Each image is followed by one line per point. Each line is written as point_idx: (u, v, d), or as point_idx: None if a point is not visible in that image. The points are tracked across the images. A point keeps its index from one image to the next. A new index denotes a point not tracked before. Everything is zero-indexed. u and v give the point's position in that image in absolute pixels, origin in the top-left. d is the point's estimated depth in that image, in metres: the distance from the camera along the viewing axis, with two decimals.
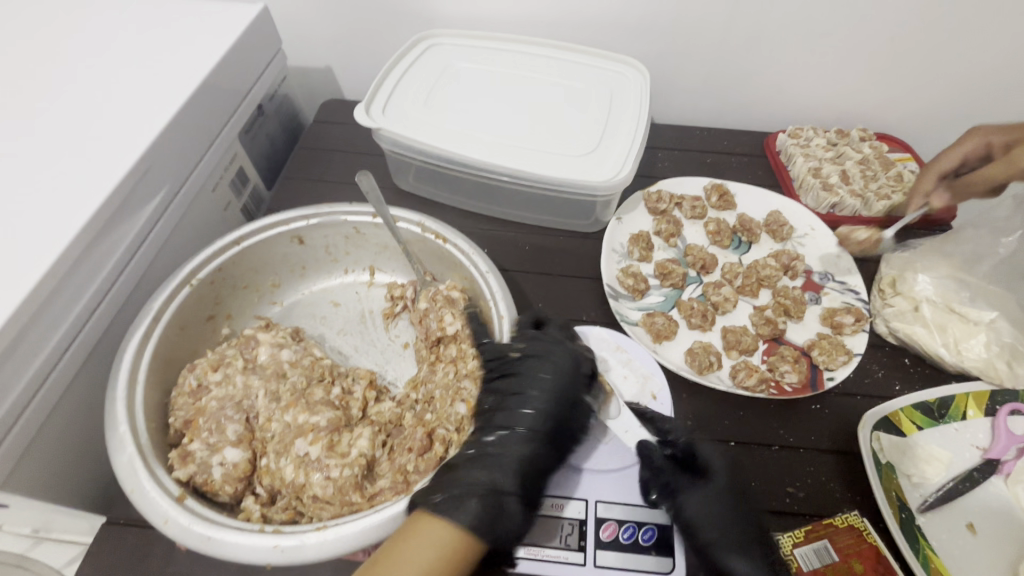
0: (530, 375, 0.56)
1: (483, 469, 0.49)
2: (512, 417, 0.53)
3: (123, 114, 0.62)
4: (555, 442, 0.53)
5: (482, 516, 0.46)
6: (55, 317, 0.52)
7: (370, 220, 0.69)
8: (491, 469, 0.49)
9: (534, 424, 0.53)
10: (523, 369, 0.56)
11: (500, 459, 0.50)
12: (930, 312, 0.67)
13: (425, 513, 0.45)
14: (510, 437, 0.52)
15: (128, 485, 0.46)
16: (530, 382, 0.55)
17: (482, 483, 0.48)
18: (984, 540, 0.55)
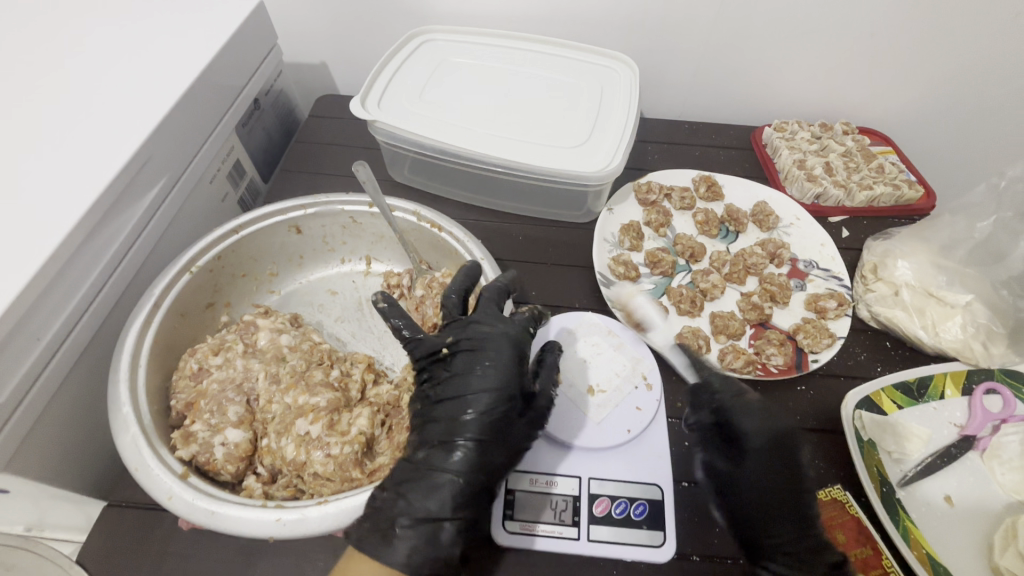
0: (459, 377, 0.53)
1: (416, 492, 0.48)
2: (442, 426, 0.51)
3: (122, 106, 0.63)
4: (490, 443, 0.50)
5: (423, 540, 0.46)
6: (58, 303, 0.53)
7: (367, 210, 0.70)
8: (427, 492, 0.48)
9: (474, 430, 0.50)
10: (453, 373, 0.54)
11: (433, 478, 0.48)
12: (910, 296, 0.69)
13: (354, 553, 0.46)
14: (436, 454, 0.50)
15: (133, 463, 0.47)
16: (463, 385, 0.53)
17: (420, 509, 0.47)
18: (961, 512, 0.57)
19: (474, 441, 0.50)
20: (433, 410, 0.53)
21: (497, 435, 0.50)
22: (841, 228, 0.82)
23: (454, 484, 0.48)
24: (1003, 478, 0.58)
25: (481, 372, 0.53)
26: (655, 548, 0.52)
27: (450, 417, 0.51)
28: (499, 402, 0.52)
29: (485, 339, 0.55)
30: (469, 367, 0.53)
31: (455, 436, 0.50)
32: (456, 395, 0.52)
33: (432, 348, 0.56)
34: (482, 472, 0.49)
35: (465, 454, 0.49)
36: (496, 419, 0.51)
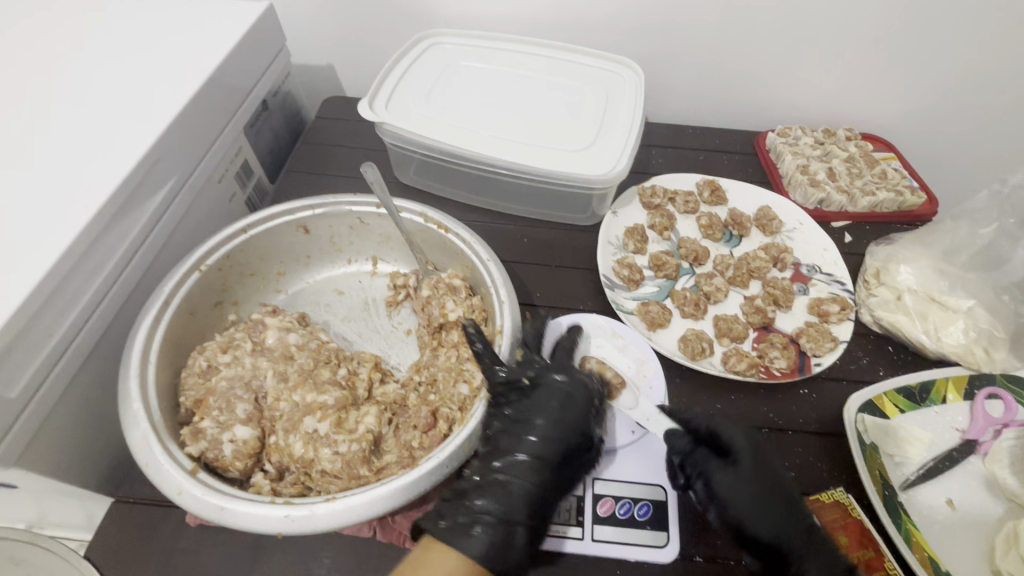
0: (535, 398, 0.56)
1: (489, 497, 0.50)
2: (517, 443, 0.54)
3: (134, 105, 0.63)
4: (562, 467, 0.53)
5: (499, 542, 0.47)
6: (69, 298, 0.53)
7: (374, 210, 0.71)
8: (501, 499, 0.50)
9: (544, 451, 0.53)
10: (532, 397, 0.56)
11: (504, 487, 0.50)
12: (912, 301, 0.70)
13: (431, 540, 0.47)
14: (511, 466, 0.52)
15: (143, 459, 0.47)
16: (536, 409, 0.55)
17: (494, 512, 0.49)
18: (962, 515, 0.57)
19: (547, 462, 0.53)
20: (505, 426, 0.55)
21: (569, 462, 0.53)
22: (844, 233, 0.83)
23: (526, 494, 0.50)
24: (1005, 482, 0.59)
25: (553, 397, 0.56)
26: (659, 548, 0.52)
27: (522, 435, 0.54)
28: (571, 427, 0.55)
29: (561, 371, 0.58)
30: (549, 394, 0.56)
31: (521, 452, 0.53)
32: (527, 418, 0.55)
33: (512, 376, 0.56)
34: (552, 490, 0.52)
35: (536, 472, 0.52)
36: (570, 447, 0.54)
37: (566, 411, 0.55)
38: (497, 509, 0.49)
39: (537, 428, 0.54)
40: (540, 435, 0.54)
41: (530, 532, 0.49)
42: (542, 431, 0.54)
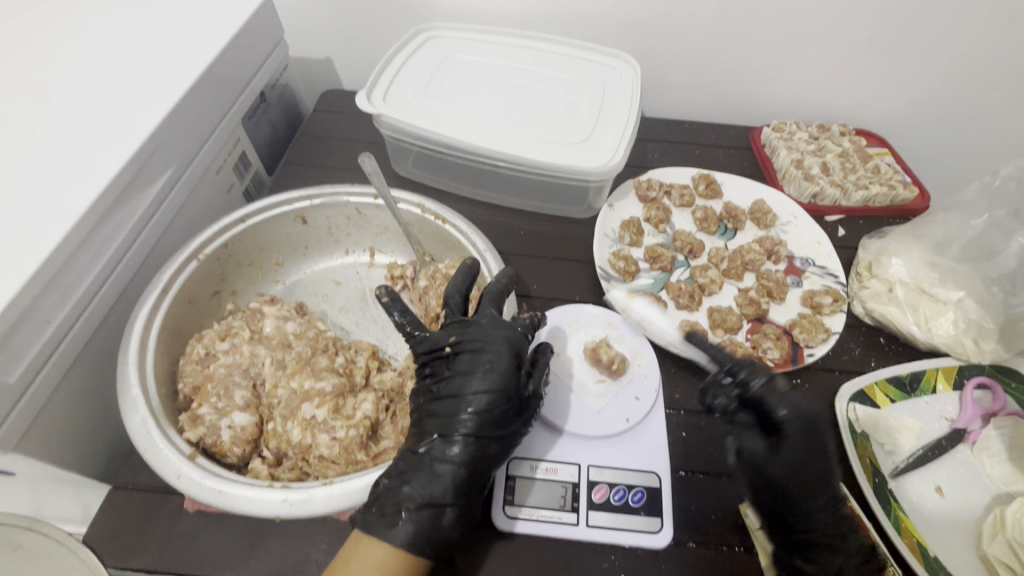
0: (456, 372, 0.53)
1: (418, 480, 0.49)
2: (442, 419, 0.52)
3: (132, 95, 0.64)
4: (489, 439, 0.51)
5: (426, 524, 0.47)
6: (68, 286, 0.54)
7: (372, 201, 0.71)
8: (429, 481, 0.49)
9: (472, 426, 0.51)
10: (455, 371, 0.54)
11: (432, 468, 0.49)
12: (904, 292, 0.70)
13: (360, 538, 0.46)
14: (437, 444, 0.50)
15: (142, 444, 0.48)
16: (461, 384, 0.53)
17: (422, 496, 0.48)
18: (950, 502, 0.58)
19: (472, 435, 0.50)
20: (432, 405, 0.53)
21: (495, 432, 0.51)
22: (838, 227, 0.84)
23: (455, 473, 0.49)
24: (992, 469, 0.60)
25: (477, 368, 0.53)
26: (652, 534, 0.53)
27: (447, 411, 0.52)
28: (498, 398, 0.52)
29: (484, 336, 0.55)
30: (471, 366, 0.53)
31: (451, 430, 0.51)
32: (453, 394, 0.52)
33: (436, 345, 0.56)
34: (483, 464, 0.50)
35: (463, 447, 0.50)
36: (496, 417, 0.51)
37: (489, 381, 0.52)
38: (424, 492, 0.48)
39: (461, 404, 0.52)
40: (462, 409, 0.51)
41: (460, 512, 0.48)
42: (465, 405, 0.52)
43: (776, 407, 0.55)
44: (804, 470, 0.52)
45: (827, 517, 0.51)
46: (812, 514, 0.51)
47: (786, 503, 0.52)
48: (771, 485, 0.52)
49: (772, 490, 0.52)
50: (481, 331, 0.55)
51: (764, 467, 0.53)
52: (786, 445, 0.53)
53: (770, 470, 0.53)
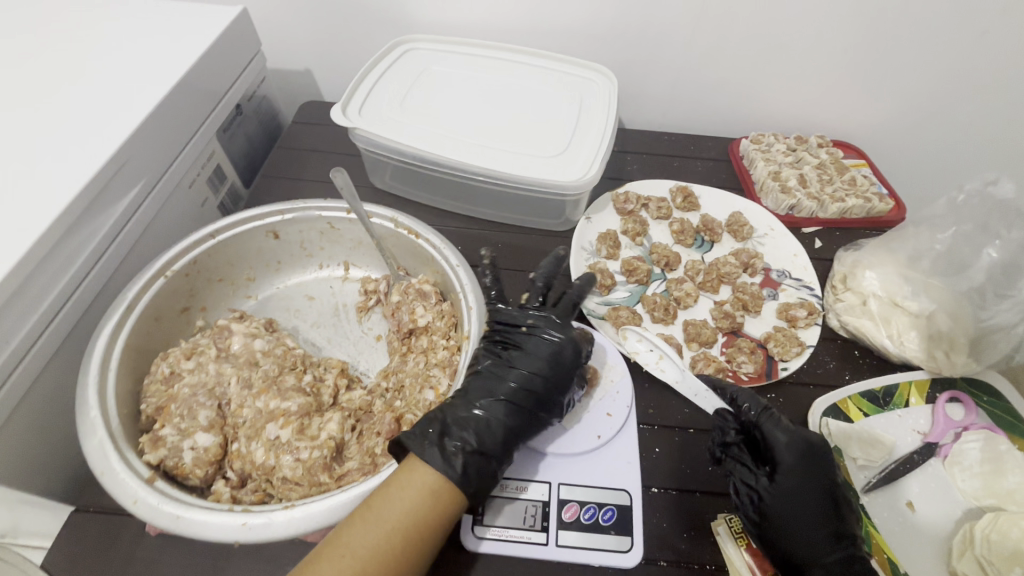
0: (526, 349, 0.57)
1: (472, 432, 0.51)
2: (500, 384, 0.55)
3: (102, 109, 0.63)
4: (535, 411, 0.55)
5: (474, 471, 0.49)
6: (28, 304, 0.53)
7: (345, 216, 0.70)
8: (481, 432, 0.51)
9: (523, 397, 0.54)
10: (525, 346, 0.58)
11: (481, 422, 0.52)
12: (877, 306, 0.71)
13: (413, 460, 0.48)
14: (492, 403, 0.54)
15: (99, 468, 0.47)
16: (527, 358, 0.56)
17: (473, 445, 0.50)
18: (922, 517, 0.58)
19: (527, 405, 0.54)
20: (491, 368, 0.57)
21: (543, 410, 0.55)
22: (814, 239, 0.84)
23: (502, 431, 0.52)
24: (964, 483, 0.60)
25: (546, 352, 0.57)
26: (622, 553, 0.53)
27: (504, 380, 0.55)
28: (555, 384, 0.56)
29: (559, 328, 0.58)
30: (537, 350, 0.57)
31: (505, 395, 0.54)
32: (517, 366, 0.56)
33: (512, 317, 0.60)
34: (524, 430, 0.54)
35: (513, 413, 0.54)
36: (546, 397, 0.55)
37: (551, 367, 0.56)
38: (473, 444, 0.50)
39: (522, 378, 0.55)
40: (523, 381, 0.55)
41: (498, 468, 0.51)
42: (528, 379, 0.55)
43: (769, 435, 0.56)
44: (804, 503, 0.54)
45: (831, 546, 0.52)
46: (814, 543, 0.52)
47: (788, 532, 0.52)
48: (767, 527, 0.53)
49: (776, 521, 0.53)
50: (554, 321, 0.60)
51: (763, 502, 0.54)
52: (784, 475, 0.55)
53: (771, 501, 0.53)
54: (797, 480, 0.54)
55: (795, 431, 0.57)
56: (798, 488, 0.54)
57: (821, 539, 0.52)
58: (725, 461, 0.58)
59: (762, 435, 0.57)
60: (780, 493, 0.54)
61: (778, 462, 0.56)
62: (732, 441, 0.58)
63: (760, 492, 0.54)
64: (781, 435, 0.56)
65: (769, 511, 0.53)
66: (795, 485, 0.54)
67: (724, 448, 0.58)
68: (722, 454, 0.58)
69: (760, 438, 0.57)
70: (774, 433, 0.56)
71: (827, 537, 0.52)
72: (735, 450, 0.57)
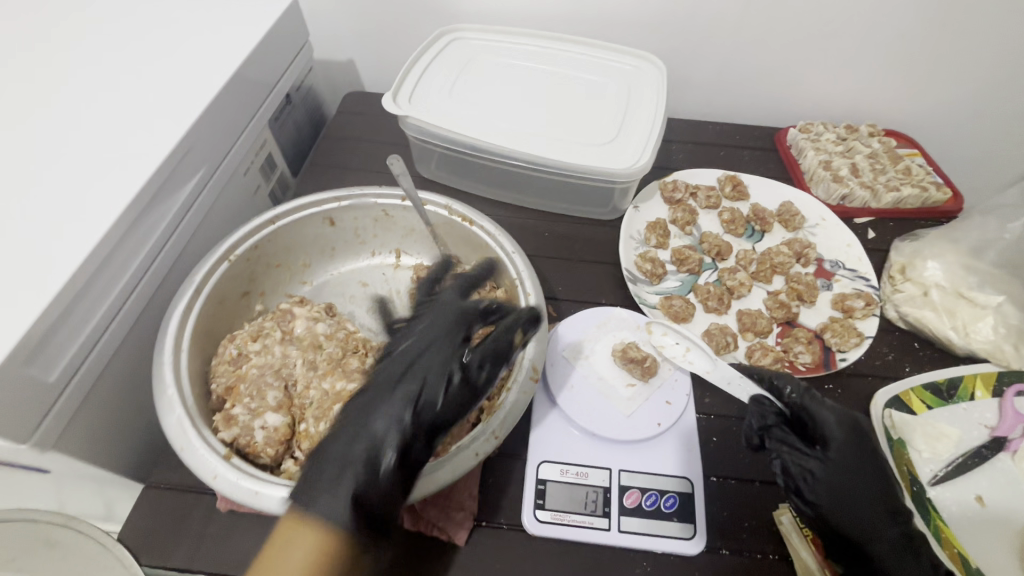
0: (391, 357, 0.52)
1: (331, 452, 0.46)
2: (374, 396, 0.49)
3: (166, 100, 0.64)
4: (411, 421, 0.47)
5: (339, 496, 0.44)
6: (103, 287, 0.54)
7: (400, 203, 0.71)
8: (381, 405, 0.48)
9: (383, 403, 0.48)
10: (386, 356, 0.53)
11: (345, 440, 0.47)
12: (939, 296, 0.69)
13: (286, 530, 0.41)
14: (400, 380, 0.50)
15: (178, 443, 0.48)
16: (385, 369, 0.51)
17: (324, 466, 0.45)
18: (993, 512, 0.57)
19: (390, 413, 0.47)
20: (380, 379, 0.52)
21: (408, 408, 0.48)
22: (868, 229, 0.82)
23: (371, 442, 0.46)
24: None
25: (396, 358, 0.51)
26: (686, 540, 0.52)
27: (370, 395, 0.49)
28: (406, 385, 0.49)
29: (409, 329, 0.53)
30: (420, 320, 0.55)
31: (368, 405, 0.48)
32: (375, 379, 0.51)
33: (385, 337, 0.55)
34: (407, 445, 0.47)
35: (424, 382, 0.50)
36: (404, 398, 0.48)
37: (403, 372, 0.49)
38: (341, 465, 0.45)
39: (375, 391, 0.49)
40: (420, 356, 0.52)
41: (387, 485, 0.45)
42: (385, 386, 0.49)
43: (816, 415, 0.54)
44: (860, 483, 0.52)
45: (888, 526, 0.50)
46: (873, 522, 0.50)
47: (844, 512, 0.51)
48: (824, 509, 0.51)
49: (833, 503, 0.51)
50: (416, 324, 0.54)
51: (817, 484, 0.51)
52: (837, 453, 0.53)
53: (826, 483, 0.51)
54: (849, 458, 0.53)
55: (841, 409, 0.55)
56: (851, 470, 0.52)
57: (878, 520, 0.50)
58: (767, 445, 0.56)
59: (807, 415, 0.55)
60: (833, 473, 0.52)
61: (828, 441, 0.53)
62: (774, 423, 0.56)
63: (812, 474, 0.52)
64: (828, 414, 0.54)
65: (826, 493, 0.51)
66: (845, 465, 0.52)
67: (765, 431, 0.56)
68: (765, 437, 0.56)
69: (807, 418, 0.55)
70: (821, 412, 0.54)
71: (885, 518, 0.51)
72: (778, 432, 0.55)
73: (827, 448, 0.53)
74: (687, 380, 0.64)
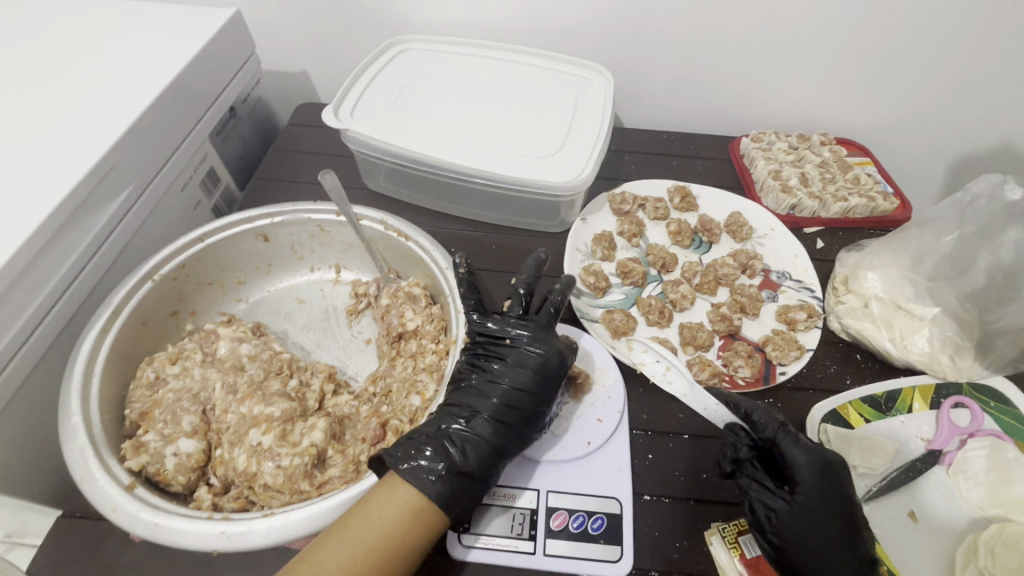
0: (504, 362, 0.56)
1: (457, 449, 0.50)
2: (482, 401, 0.53)
3: (88, 116, 0.62)
4: (518, 427, 0.53)
5: (451, 494, 0.48)
6: (14, 310, 0.52)
7: (334, 218, 0.69)
8: (465, 451, 0.50)
9: (501, 413, 0.53)
10: (507, 360, 0.56)
11: (463, 440, 0.51)
12: (879, 308, 0.69)
13: None
14: (477, 422, 0.52)
15: (79, 474, 0.46)
16: (506, 373, 0.55)
17: (455, 463, 0.49)
18: (925, 528, 0.56)
19: (510, 424, 0.53)
20: (477, 381, 0.55)
21: (520, 421, 0.53)
22: (816, 239, 0.82)
23: (483, 448, 0.51)
24: (968, 492, 0.58)
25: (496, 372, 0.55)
26: (611, 563, 0.51)
27: (488, 397, 0.54)
28: (536, 399, 0.54)
29: (541, 337, 0.57)
30: (529, 360, 0.55)
31: (481, 412, 0.53)
32: (483, 391, 0.54)
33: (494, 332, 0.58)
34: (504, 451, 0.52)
35: (501, 432, 0.52)
36: (524, 410, 0.53)
37: (537, 379, 0.55)
38: (457, 462, 0.49)
39: (489, 402, 0.53)
40: (506, 398, 0.53)
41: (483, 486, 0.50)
42: (511, 395, 0.53)
43: (788, 454, 0.53)
44: (829, 529, 0.50)
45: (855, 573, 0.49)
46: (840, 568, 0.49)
47: (810, 557, 0.50)
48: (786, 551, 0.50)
49: (796, 545, 0.50)
50: (534, 329, 0.58)
51: (782, 526, 0.50)
52: (805, 496, 0.51)
53: (790, 525, 0.50)
54: (820, 503, 0.51)
55: (817, 446, 0.53)
56: (820, 516, 0.50)
57: (841, 567, 0.49)
58: (737, 479, 0.55)
59: (780, 452, 0.53)
60: (799, 517, 0.51)
61: (798, 482, 0.52)
62: (745, 458, 0.54)
63: (777, 516, 0.51)
64: (800, 453, 0.52)
65: (790, 535, 0.50)
66: (815, 509, 0.51)
67: (737, 465, 0.55)
68: (736, 471, 0.55)
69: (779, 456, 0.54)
70: (794, 452, 0.52)
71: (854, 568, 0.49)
72: (749, 469, 0.54)
73: (795, 490, 0.52)
74: (619, 393, 0.63)
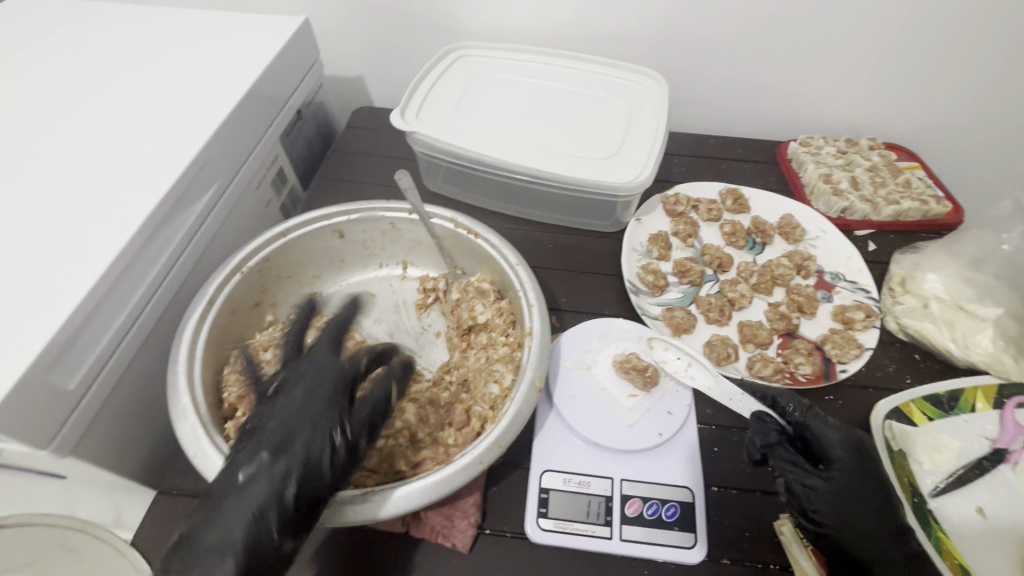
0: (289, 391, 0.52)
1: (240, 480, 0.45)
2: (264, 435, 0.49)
3: (183, 118, 0.67)
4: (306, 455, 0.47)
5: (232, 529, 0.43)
6: (122, 297, 0.56)
7: (407, 216, 0.72)
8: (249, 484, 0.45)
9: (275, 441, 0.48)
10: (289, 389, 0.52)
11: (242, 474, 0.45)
12: (939, 308, 0.70)
13: None
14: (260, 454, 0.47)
15: (192, 450, 0.50)
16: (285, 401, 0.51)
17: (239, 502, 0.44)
18: (994, 524, 0.57)
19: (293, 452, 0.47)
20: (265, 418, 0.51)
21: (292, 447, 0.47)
22: (868, 241, 0.83)
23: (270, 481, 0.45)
24: None
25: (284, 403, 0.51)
26: (687, 548, 0.53)
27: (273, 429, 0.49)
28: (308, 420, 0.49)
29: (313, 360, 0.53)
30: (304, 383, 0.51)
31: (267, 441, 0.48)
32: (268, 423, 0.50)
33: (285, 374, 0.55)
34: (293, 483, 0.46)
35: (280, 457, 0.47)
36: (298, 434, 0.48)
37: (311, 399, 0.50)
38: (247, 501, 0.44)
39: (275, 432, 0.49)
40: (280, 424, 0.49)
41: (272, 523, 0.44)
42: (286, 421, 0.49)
43: (819, 434, 0.56)
44: (864, 505, 0.53)
45: (893, 547, 0.52)
46: (874, 541, 0.52)
47: (848, 533, 0.52)
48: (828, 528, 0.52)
49: (838, 521, 0.52)
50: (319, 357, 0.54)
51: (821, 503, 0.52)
52: (840, 473, 0.54)
53: (830, 502, 0.53)
54: (855, 481, 0.54)
55: (846, 428, 0.57)
56: (854, 492, 0.54)
57: (877, 540, 0.52)
58: (770, 462, 0.56)
59: (812, 434, 0.57)
60: (835, 494, 0.53)
61: (832, 461, 0.55)
62: (777, 442, 0.56)
63: (815, 494, 0.53)
64: (833, 433, 0.56)
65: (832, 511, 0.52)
66: (848, 485, 0.54)
67: (768, 448, 0.56)
68: (768, 454, 0.56)
69: (811, 438, 0.57)
70: (826, 432, 0.56)
71: (892, 542, 0.52)
72: (781, 450, 0.56)
73: (829, 469, 0.55)
74: (687, 396, 0.64)
